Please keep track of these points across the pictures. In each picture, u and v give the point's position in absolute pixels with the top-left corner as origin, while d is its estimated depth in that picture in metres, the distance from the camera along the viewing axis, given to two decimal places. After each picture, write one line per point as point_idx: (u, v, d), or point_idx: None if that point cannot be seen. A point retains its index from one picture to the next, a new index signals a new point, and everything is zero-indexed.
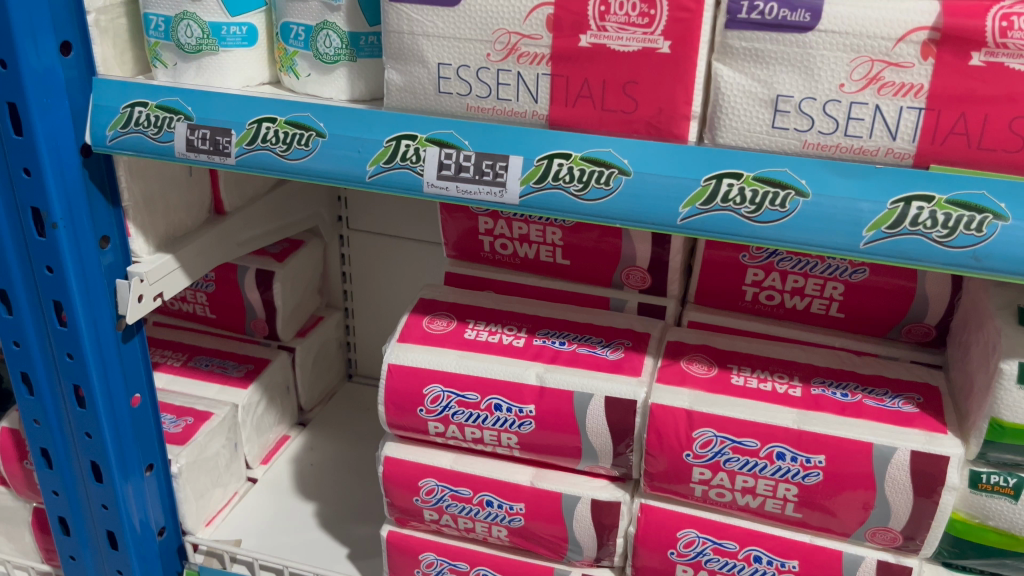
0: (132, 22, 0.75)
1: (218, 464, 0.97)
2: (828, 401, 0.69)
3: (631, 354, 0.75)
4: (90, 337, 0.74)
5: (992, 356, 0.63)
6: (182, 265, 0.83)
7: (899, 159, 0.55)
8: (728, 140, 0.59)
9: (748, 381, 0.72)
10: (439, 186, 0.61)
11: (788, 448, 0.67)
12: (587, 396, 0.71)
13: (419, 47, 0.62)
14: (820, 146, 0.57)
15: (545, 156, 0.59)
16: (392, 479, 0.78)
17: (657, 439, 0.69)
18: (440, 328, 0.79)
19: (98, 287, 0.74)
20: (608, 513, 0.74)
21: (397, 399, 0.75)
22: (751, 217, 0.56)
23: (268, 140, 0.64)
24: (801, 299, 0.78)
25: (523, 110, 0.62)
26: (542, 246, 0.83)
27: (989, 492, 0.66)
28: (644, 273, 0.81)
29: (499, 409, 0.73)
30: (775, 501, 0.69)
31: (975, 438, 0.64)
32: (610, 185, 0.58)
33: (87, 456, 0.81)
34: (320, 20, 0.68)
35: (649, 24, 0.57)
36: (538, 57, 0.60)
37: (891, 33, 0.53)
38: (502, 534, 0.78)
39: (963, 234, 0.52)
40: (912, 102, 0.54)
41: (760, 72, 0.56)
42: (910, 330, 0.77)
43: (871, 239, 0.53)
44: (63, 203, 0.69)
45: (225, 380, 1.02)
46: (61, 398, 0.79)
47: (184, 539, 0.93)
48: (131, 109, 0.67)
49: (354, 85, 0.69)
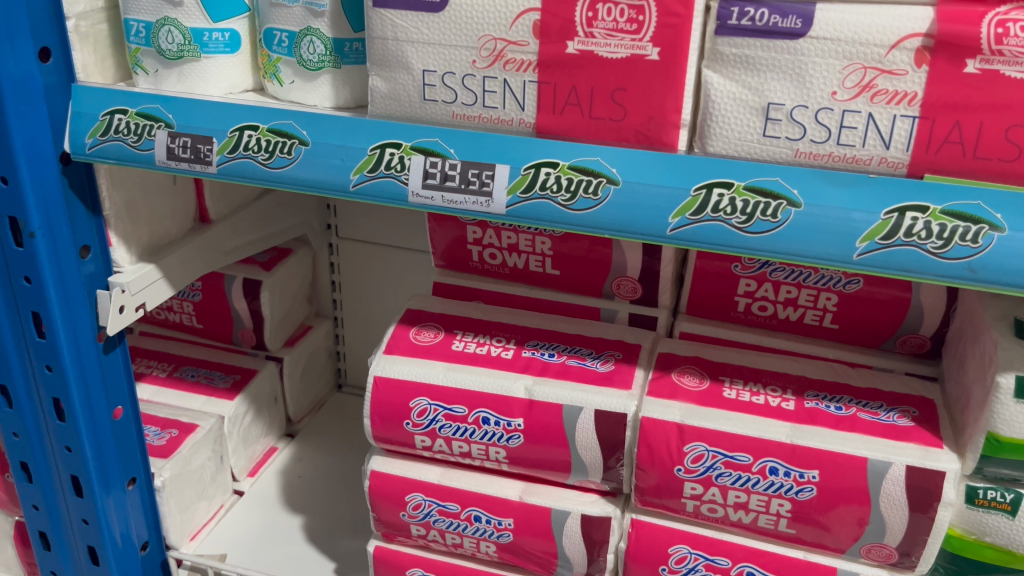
0: (112, 28, 0.73)
1: (203, 477, 0.96)
2: (821, 415, 0.68)
3: (622, 366, 0.74)
4: (70, 348, 0.73)
5: (989, 369, 0.62)
6: (166, 275, 0.82)
7: (893, 168, 0.54)
8: (718, 148, 0.57)
9: (741, 394, 0.70)
10: (424, 195, 0.60)
11: (781, 462, 0.65)
12: (577, 410, 0.70)
13: (403, 53, 0.61)
14: (812, 155, 0.55)
15: (531, 165, 0.58)
16: (378, 494, 0.77)
17: (648, 454, 0.68)
18: (427, 339, 0.77)
19: (77, 297, 0.72)
20: (598, 528, 0.72)
21: (384, 412, 0.74)
22: (742, 228, 0.54)
23: (249, 148, 0.63)
24: (794, 310, 0.77)
25: (510, 118, 0.61)
26: (531, 256, 0.82)
27: (986, 508, 0.64)
28: (635, 283, 0.80)
29: (486, 422, 0.72)
30: (768, 517, 0.67)
31: (972, 453, 0.63)
32: (598, 195, 0.57)
33: (67, 470, 0.79)
34: (303, 26, 0.66)
35: (638, 31, 0.55)
36: (524, 64, 0.59)
37: (884, 40, 0.52)
38: (490, 549, 0.76)
39: (958, 245, 0.50)
40: (906, 110, 0.53)
41: (751, 80, 0.55)
42: (905, 341, 0.75)
43: (864, 251, 0.52)
44: (41, 212, 0.67)
45: (212, 392, 1.00)
46: (40, 410, 0.77)
47: (168, 554, 0.92)
48: (110, 117, 0.66)
49: (338, 93, 0.68)
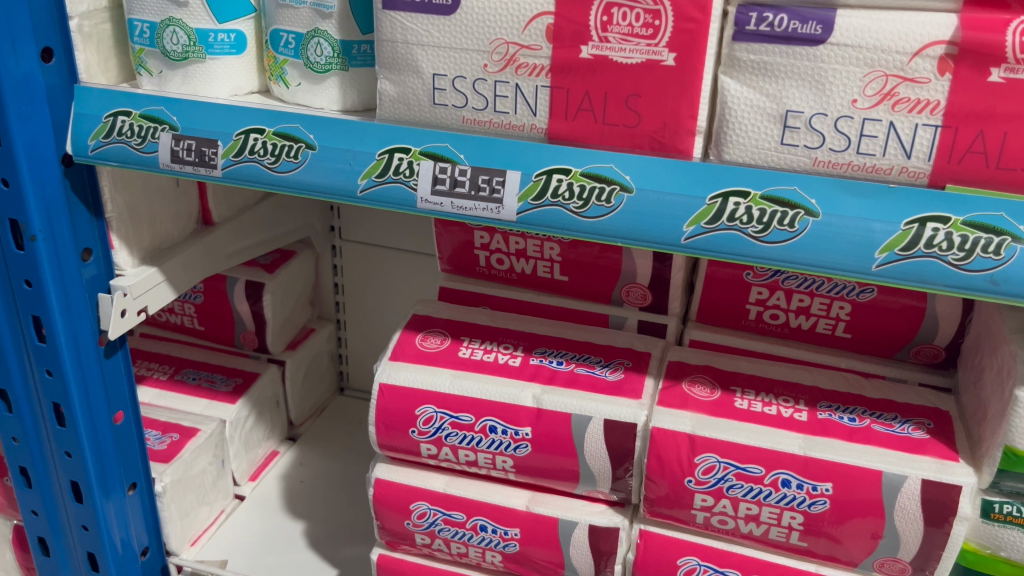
0: (116, 28, 0.72)
1: (204, 482, 0.94)
2: (834, 426, 0.67)
3: (631, 375, 0.73)
4: (70, 352, 0.71)
5: (1007, 381, 0.60)
6: (168, 278, 0.80)
7: (914, 177, 0.53)
8: (735, 156, 0.56)
9: (752, 405, 0.69)
10: (433, 201, 0.59)
11: (793, 475, 0.64)
12: (585, 419, 0.69)
13: (412, 57, 0.60)
14: (831, 164, 0.54)
15: (543, 172, 0.57)
16: (383, 502, 0.76)
17: (658, 464, 0.67)
18: (433, 346, 0.76)
19: (79, 302, 0.71)
20: (606, 539, 0.71)
21: (389, 420, 0.73)
22: (758, 237, 0.53)
23: (255, 152, 0.62)
24: (806, 318, 0.76)
25: (522, 124, 0.60)
26: (539, 262, 0.81)
27: (1001, 522, 0.63)
28: (645, 290, 0.80)
29: (494, 431, 0.71)
30: (779, 530, 0.66)
31: (989, 467, 0.61)
32: (611, 203, 0.55)
33: (67, 475, 0.78)
34: (311, 27, 0.65)
35: (653, 36, 0.54)
36: (537, 68, 0.58)
37: (907, 47, 0.51)
38: (496, 559, 0.75)
39: (981, 257, 0.49)
40: (928, 119, 0.52)
41: (768, 87, 0.54)
42: (919, 351, 0.75)
43: (883, 261, 0.51)
44: (43, 215, 0.66)
45: (214, 395, 0.99)
46: (40, 415, 0.76)
47: (168, 560, 0.90)
48: (113, 118, 0.65)
49: (345, 95, 0.67)
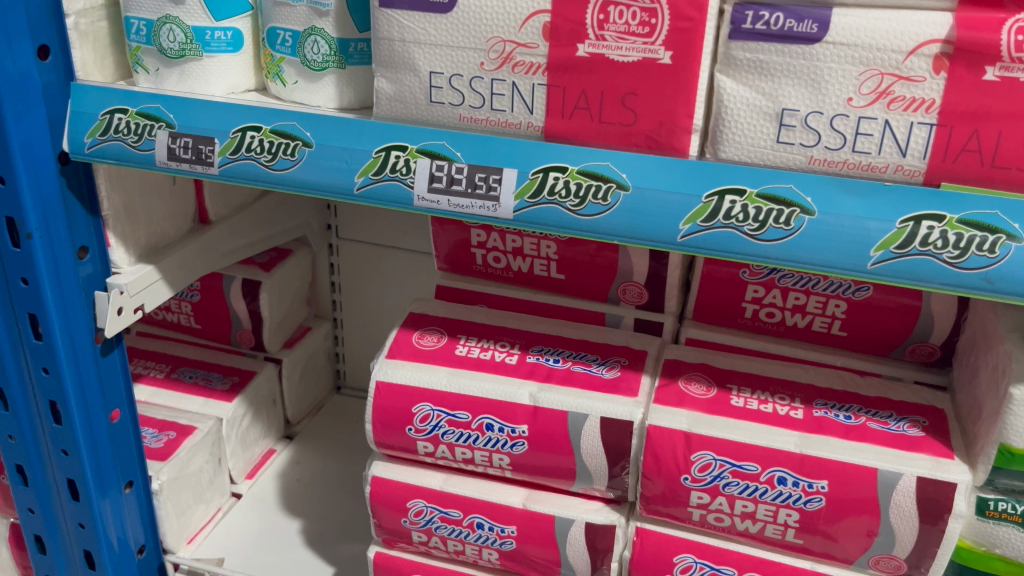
0: (112, 25, 0.72)
1: (201, 480, 0.94)
2: (830, 424, 0.67)
3: (628, 373, 0.73)
4: (67, 351, 0.71)
5: (1001, 379, 0.61)
6: (165, 276, 0.80)
7: (909, 176, 0.53)
8: (731, 154, 0.56)
9: (748, 402, 0.70)
10: (430, 199, 0.59)
11: (789, 472, 0.65)
12: (582, 417, 0.69)
13: (409, 55, 0.60)
14: (827, 162, 0.54)
15: (540, 170, 0.57)
16: (379, 500, 0.76)
17: (655, 462, 0.67)
18: (430, 344, 0.76)
19: (75, 300, 0.71)
20: (602, 537, 0.71)
21: (386, 418, 0.73)
22: (754, 235, 0.53)
23: (252, 150, 0.62)
24: (802, 317, 0.77)
25: (519, 122, 0.60)
26: (536, 260, 0.81)
27: (996, 519, 0.64)
28: (642, 288, 0.80)
29: (490, 429, 0.71)
30: (775, 527, 0.66)
31: (984, 465, 0.62)
32: (608, 201, 0.56)
33: (64, 473, 0.78)
34: (307, 25, 0.65)
35: (649, 34, 0.54)
36: (534, 66, 0.58)
37: (902, 46, 0.51)
38: (493, 557, 0.75)
39: (975, 255, 0.50)
40: (923, 117, 0.52)
41: (764, 85, 0.54)
42: (915, 350, 0.75)
43: (879, 259, 0.51)
44: (40, 213, 0.66)
45: (210, 394, 0.99)
46: (37, 414, 0.76)
47: (165, 558, 0.90)
48: (110, 116, 0.65)
49: (342, 93, 0.67)
